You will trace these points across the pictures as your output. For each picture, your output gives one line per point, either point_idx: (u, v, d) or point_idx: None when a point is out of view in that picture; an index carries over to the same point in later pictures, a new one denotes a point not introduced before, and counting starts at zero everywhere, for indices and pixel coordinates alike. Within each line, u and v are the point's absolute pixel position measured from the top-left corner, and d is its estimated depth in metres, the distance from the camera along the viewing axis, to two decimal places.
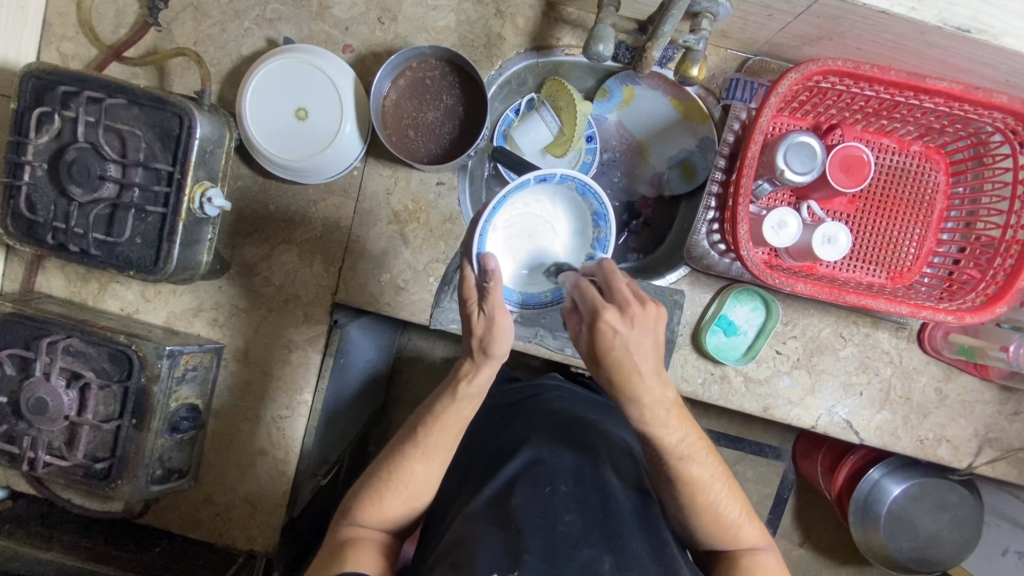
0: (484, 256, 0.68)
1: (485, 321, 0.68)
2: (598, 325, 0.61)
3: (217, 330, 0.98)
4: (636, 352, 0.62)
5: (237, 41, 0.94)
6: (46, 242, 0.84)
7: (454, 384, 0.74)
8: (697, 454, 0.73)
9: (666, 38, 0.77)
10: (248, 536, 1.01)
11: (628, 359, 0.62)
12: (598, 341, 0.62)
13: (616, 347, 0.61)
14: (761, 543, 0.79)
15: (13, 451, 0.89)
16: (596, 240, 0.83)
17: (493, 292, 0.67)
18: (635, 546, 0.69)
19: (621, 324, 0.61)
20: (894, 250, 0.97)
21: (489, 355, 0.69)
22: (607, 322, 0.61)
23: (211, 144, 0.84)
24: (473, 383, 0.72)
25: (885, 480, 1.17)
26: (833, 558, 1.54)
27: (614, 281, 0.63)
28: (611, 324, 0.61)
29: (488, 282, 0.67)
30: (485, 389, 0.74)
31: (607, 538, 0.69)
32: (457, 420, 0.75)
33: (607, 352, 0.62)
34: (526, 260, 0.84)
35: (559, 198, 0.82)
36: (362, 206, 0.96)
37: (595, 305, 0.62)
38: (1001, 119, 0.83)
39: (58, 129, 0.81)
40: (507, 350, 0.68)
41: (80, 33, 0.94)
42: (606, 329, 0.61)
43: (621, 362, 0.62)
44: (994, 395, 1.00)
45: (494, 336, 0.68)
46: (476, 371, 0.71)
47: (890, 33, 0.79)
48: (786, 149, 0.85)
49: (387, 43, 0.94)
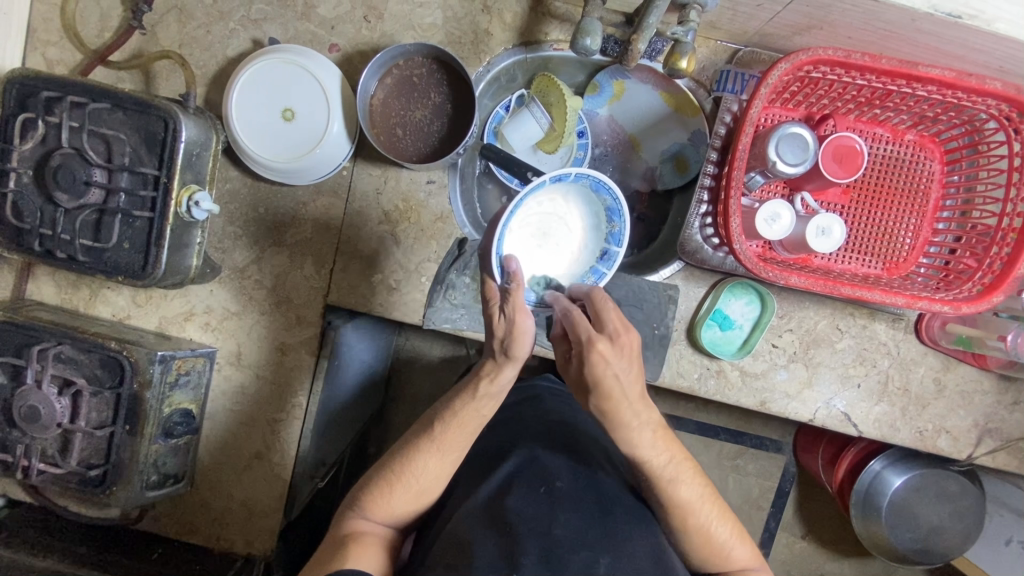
0: (506, 258, 0.73)
1: (505, 325, 0.71)
2: (591, 354, 0.68)
3: (210, 334, 0.97)
4: (624, 382, 0.69)
5: (222, 43, 0.93)
6: (33, 250, 0.83)
7: (476, 382, 0.75)
8: (684, 476, 0.74)
9: (653, 30, 0.77)
10: (245, 540, 1.00)
11: (617, 388, 0.69)
12: (590, 370, 0.68)
13: (606, 376, 0.68)
14: (755, 564, 0.77)
15: (7, 459, 0.89)
16: (610, 234, 0.84)
17: (514, 296, 0.70)
18: (630, 551, 0.69)
19: (612, 355, 0.68)
20: (889, 241, 0.96)
21: (510, 356, 0.72)
22: (600, 353, 0.68)
23: (197, 147, 0.84)
24: (495, 383, 0.74)
25: (886, 472, 1.15)
26: (836, 550, 1.53)
27: (604, 311, 0.70)
28: (603, 354, 0.67)
29: (509, 285, 0.71)
30: (506, 392, 0.76)
31: (601, 540, 0.68)
32: (475, 417, 0.75)
33: (598, 380, 0.68)
34: (541, 255, 0.86)
35: (574, 195, 0.84)
36: (352, 207, 0.95)
37: (588, 336, 0.68)
38: (995, 106, 0.82)
39: (43, 135, 0.81)
40: (528, 352, 0.71)
41: (65, 38, 0.93)
42: (597, 358, 0.68)
43: (609, 391, 0.69)
44: (994, 384, 0.99)
45: (515, 337, 0.71)
46: (498, 370, 0.74)
47: (880, 20, 0.78)
48: (778, 141, 0.84)
49: (373, 42, 0.93)
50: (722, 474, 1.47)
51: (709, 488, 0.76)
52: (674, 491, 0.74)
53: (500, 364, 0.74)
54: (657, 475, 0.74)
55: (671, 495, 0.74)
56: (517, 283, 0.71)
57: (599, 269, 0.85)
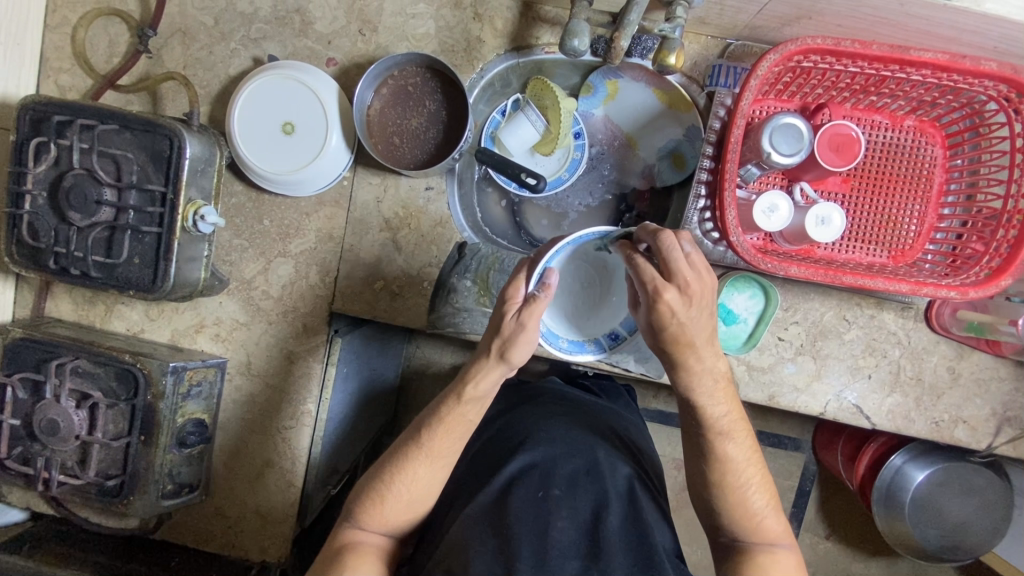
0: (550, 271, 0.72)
1: (515, 325, 0.70)
2: (659, 304, 0.66)
3: (220, 345, 1.00)
4: (693, 327, 0.68)
5: (224, 62, 0.97)
6: (49, 267, 0.86)
7: (460, 387, 0.75)
8: (736, 433, 0.75)
9: (634, 27, 0.79)
10: (259, 548, 1.02)
11: (686, 333, 0.68)
12: (658, 317, 0.67)
13: (673, 324, 0.67)
14: (782, 540, 0.76)
15: (28, 472, 0.92)
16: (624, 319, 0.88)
17: (535, 305, 0.69)
18: (626, 558, 0.69)
19: (680, 303, 0.66)
20: (894, 229, 0.94)
21: (505, 360, 0.72)
22: (667, 304, 0.66)
23: (202, 163, 0.87)
24: (479, 387, 0.74)
25: (907, 467, 1.12)
26: (862, 550, 1.49)
27: (672, 259, 0.65)
28: (670, 305, 0.66)
29: (537, 294, 0.69)
30: (490, 394, 0.76)
31: (598, 547, 0.69)
32: (459, 423, 0.75)
33: (665, 326, 0.68)
34: (570, 303, 0.90)
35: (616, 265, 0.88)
36: (354, 215, 0.97)
37: (656, 286, 0.66)
38: (994, 87, 0.81)
39: (55, 157, 0.84)
40: (527, 357, 0.72)
41: (76, 65, 0.97)
42: (665, 308, 0.66)
43: (679, 335, 0.68)
44: (1011, 370, 0.97)
45: (517, 344, 0.71)
46: (484, 373, 0.73)
47: (869, 7, 0.78)
48: (772, 132, 0.84)
49: (369, 54, 0.96)
50: None
51: (756, 456, 0.77)
52: (720, 445, 0.75)
53: (488, 365, 0.73)
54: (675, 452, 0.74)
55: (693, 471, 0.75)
56: (545, 292, 0.70)
57: (602, 344, 0.89)
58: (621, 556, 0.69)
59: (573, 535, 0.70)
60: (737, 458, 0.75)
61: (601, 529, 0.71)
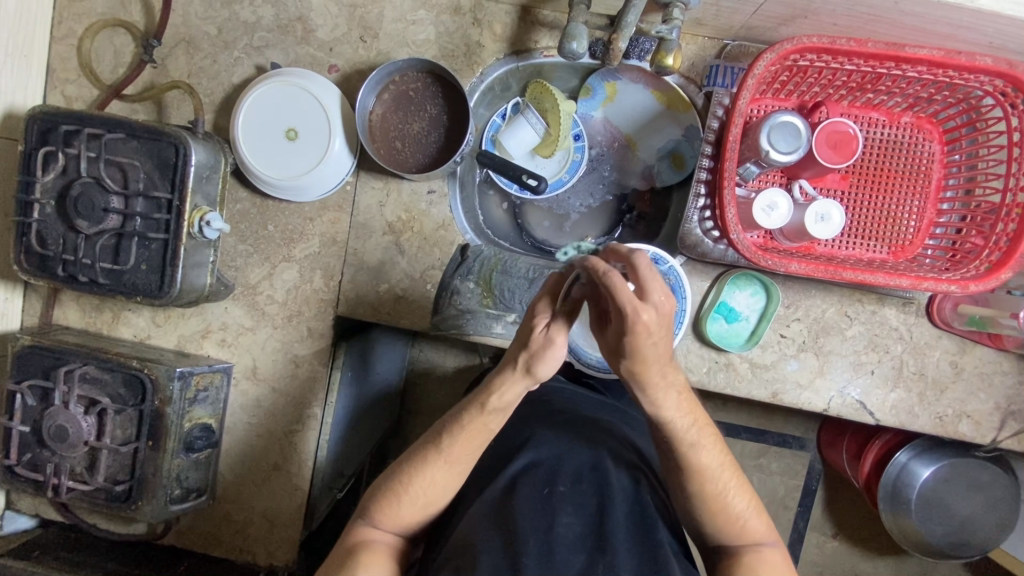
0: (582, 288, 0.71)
1: (544, 341, 0.69)
2: (636, 325, 0.59)
3: (226, 351, 1.01)
4: (660, 346, 0.63)
5: (227, 71, 0.98)
6: (57, 275, 0.87)
7: (484, 397, 0.74)
8: (706, 442, 0.74)
9: (631, 29, 0.80)
10: (267, 551, 1.02)
11: (653, 353, 0.63)
12: (631, 339, 0.61)
13: (645, 345, 0.62)
14: (766, 539, 0.77)
15: (37, 478, 0.93)
16: None
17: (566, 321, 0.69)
18: (630, 554, 0.69)
19: (655, 324, 0.60)
20: (894, 225, 0.95)
21: (533, 374, 0.71)
22: (644, 324, 0.60)
23: (206, 169, 0.88)
24: (503, 398, 0.73)
25: (913, 463, 1.12)
26: (870, 548, 1.49)
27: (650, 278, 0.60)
28: (648, 326, 0.60)
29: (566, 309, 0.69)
30: (512, 408, 0.75)
31: (601, 544, 0.69)
32: (481, 431, 0.75)
33: (636, 348, 0.62)
34: None
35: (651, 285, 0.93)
36: (357, 220, 0.98)
37: (633, 307, 0.59)
38: (990, 82, 0.82)
39: (63, 166, 0.85)
40: (553, 373, 0.70)
41: (81, 76, 0.99)
42: (642, 329, 0.60)
43: (646, 356, 0.63)
44: (1014, 364, 0.97)
45: (544, 359, 0.69)
46: (508, 382, 0.72)
47: (863, 6, 0.79)
48: (770, 130, 0.85)
49: (370, 60, 0.97)
50: (745, 474, 1.44)
51: (729, 461, 0.77)
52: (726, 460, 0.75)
53: (514, 377, 0.72)
54: (676, 445, 0.74)
55: (690, 465, 0.75)
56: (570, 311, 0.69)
57: None
58: (625, 552, 0.69)
59: (578, 533, 0.70)
60: (703, 448, 0.75)
61: (605, 526, 0.71)
